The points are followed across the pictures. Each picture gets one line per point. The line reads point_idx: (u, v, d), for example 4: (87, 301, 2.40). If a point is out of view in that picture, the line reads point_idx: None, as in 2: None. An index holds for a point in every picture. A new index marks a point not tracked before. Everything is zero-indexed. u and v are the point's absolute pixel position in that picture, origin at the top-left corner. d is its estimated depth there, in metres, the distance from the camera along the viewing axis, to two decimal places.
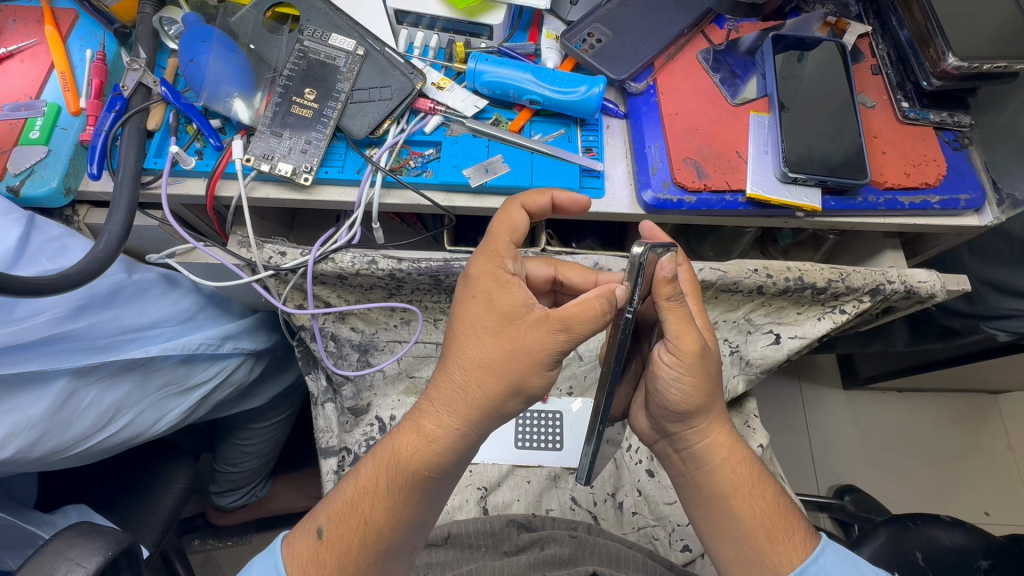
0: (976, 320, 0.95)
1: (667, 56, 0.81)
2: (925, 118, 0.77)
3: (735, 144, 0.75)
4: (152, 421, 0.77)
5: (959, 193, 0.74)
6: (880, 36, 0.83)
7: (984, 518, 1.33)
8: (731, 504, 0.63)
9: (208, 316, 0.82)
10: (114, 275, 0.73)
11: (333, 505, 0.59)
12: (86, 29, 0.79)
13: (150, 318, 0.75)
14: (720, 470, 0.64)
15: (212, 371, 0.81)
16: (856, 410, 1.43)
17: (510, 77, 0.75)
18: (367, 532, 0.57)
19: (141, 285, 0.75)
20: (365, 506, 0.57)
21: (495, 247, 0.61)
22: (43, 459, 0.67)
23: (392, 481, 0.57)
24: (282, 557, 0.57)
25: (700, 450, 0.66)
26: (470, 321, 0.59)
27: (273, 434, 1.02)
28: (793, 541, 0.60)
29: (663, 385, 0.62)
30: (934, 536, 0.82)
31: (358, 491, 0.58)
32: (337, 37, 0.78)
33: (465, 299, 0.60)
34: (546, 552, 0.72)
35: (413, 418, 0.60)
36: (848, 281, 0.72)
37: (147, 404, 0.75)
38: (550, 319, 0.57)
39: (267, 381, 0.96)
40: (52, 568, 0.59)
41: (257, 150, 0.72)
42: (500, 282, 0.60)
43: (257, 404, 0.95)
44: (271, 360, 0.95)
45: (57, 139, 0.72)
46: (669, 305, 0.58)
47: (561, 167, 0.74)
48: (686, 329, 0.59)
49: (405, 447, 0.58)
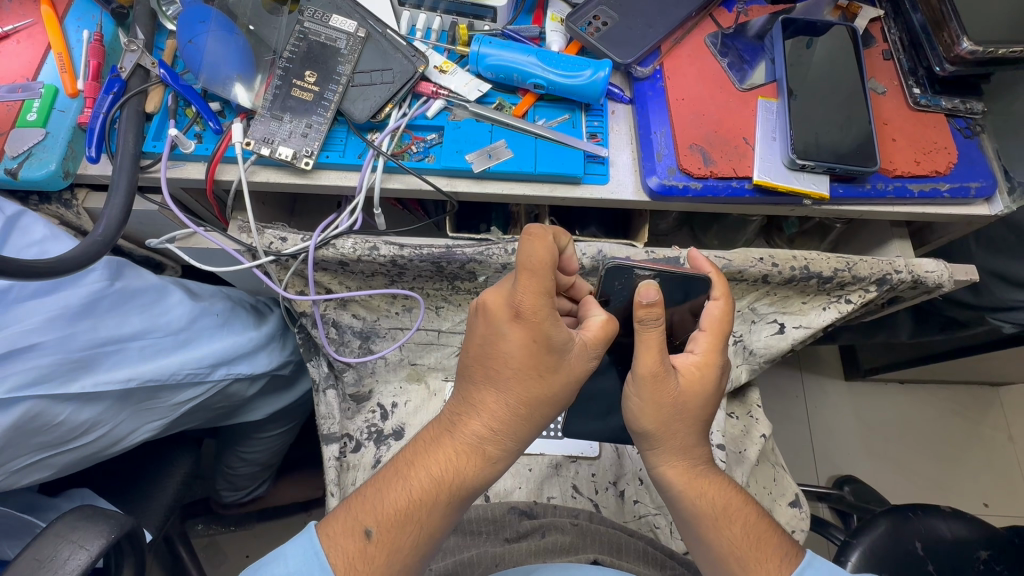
0: (982, 312, 0.93)
1: (674, 40, 0.79)
2: (936, 105, 0.76)
3: (743, 130, 0.74)
4: (127, 433, 0.73)
5: (970, 181, 0.73)
6: (892, 20, 0.81)
7: (983, 509, 1.33)
8: (702, 532, 0.60)
9: (206, 326, 0.79)
10: (94, 284, 0.70)
11: (382, 505, 0.54)
12: (83, 9, 0.77)
13: (133, 329, 0.72)
14: (689, 496, 0.61)
15: (200, 391, 0.77)
16: (857, 401, 1.43)
17: (513, 60, 0.74)
18: (421, 535, 0.54)
19: (124, 293, 0.72)
20: (421, 514, 0.54)
21: (541, 286, 0.53)
22: (6, 475, 0.64)
23: (450, 496, 0.55)
24: (323, 547, 0.52)
25: (663, 476, 0.62)
26: (518, 353, 0.55)
27: (271, 443, 1.00)
28: (767, 566, 0.57)
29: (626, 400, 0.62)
30: (934, 527, 0.82)
31: (411, 500, 0.54)
32: (338, 18, 0.76)
33: (504, 335, 0.55)
34: (546, 540, 0.72)
35: (464, 430, 0.57)
36: (854, 271, 0.72)
37: (124, 418, 0.71)
38: (586, 346, 0.58)
39: (265, 398, 0.93)
40: (55, 551, 0.59)
41: (257, 134, 0.71)
42: (552, 319, 0.54)
43: (258, 416, 0.92)
44: (270, 380, 0.91)
45: (55, 121, 0.71)
46: (645, 330, 0.58)
47: (565, 153, 0.73)
48: (650, 353, 0.58)
49: (466, 466, 0.56)
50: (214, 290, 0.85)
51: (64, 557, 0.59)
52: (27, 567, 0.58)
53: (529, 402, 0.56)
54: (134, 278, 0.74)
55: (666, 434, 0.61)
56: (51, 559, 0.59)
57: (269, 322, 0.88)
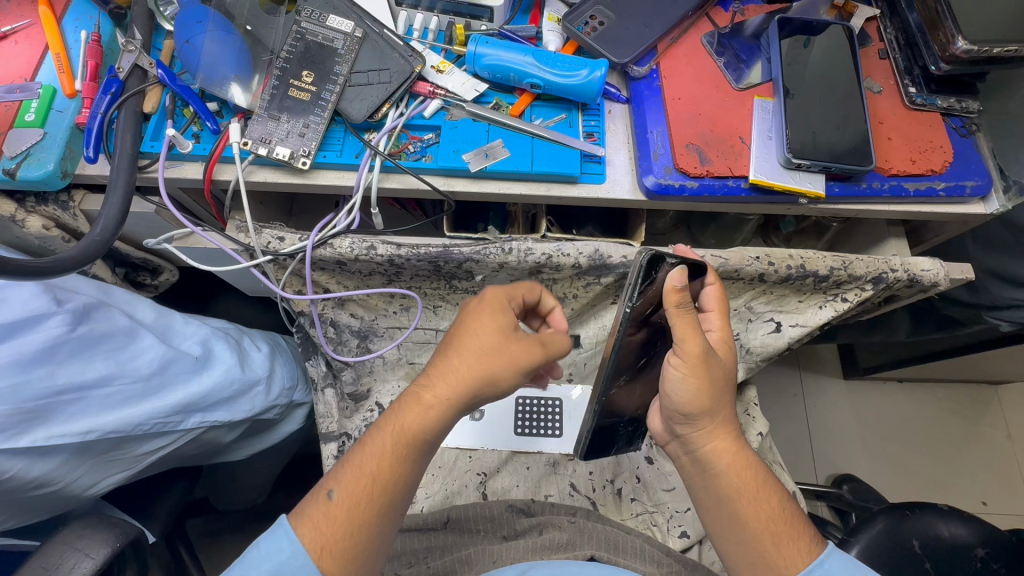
0: (979, 310, 0.93)
1: (671, 39, 0.79)
2: (932, 103, 0.76)
3: (739, 130, 0.74)
4: (88, 485, 0.69)
5: (965, 180, 0.73)
6: (888, 19, 0.81)
7: (981, 507, 1.34)
8: (736, 508, 0.60)
9: (179, 371, 0.73)
10: (54, 329, 0.65)
11: (341, 469, 0.55)
12: (80, 9, 0.78)
13: (96, 375, 0.67)
14: (726, 473, 0.61)
15: (167, 440, 0.72)
16: (855, 399, 1.43)
17: (510, 60, 0.74)
18: (378, 493, 0.53)
19: (87, 338, 0.68)
20: (373, 469, 0.54)
21: (515, 288, 0.65)
22: None
23: (400, 444, 0.55)
24: (293, 529, 0.52)
25: (705, 454, 0.63)
26: (470, 325, 0.59)
27: (253, 464, 0.98)
28: (797, 545, 0.57)
29: (668, 386, 0.64)
30: (932, 526, 0.82)
31: (367, 457, 0.55)
32: (335, 18, 0.76)
33: (464, 314, 0.60)
34: (545, 537, 0.71)
35: (413, 391, 0.57)
36: (851, 269, 0.72)
37: (84, 470, 0.67)
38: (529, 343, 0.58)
39: (244, 441, 0.89)
40: (60, 559, 0.60)
41: (255, 134, 0.72)
42: (502, 303, 0.60)
43: (237, 457, 0.90)
44: (252, 424, 0.86)
45: (53, 121, 0.71)
46: (677, 311, 0.62)
47: (562, 152, 0.73)
48: (692, 334, 0.61)
49: (409, 417, 0.56)
50: (199, 324, 0.80)
51: (70, 565, 0.59)
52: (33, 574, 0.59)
53: (466, 354, 0.57)
54: (101, 322, 0.70)
55: (715, 409, 0.62)
56: (57, 567, 0.59)
57: (254, 365, 0.81)
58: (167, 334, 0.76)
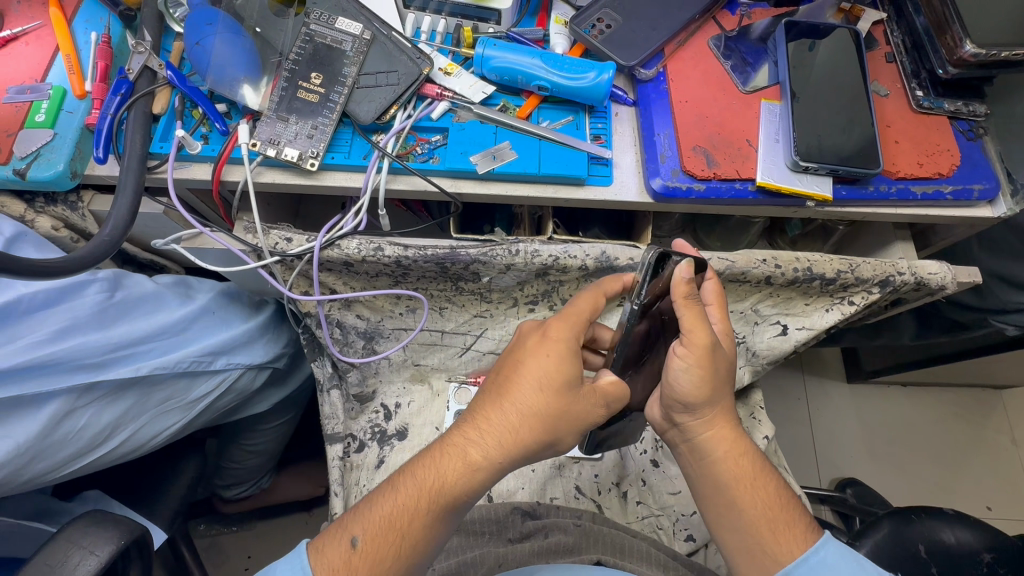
0: (985, 314, 0.93)
1: (678, 42, 0.80)
2: (939, 107, 0.76)
3: (745, 132, 0.74)
4: (152, 435, 0.78)
5: (973, 183, 0.73)
6: (895, 23, 0.82)
7: (987, 512, 1.33)
8: (734, 495, 0.60)
9: (204, 325, 0.82)
10: (95, 297, 0.74)
11: (366, 513, 0.54)
12: (91, 11, 0.78)
13: (142, 332, 0.75)
14: (723, 462, 0.62)
15: (211, 384, 0.81)
16: (860, 404, 1.43)
17: (518, 62, 0.74)
18: (404, 547, 0.53)
19: (124, 304, 0.76)
20: (405, 522, 0.53)
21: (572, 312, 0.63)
22: (44, 477, 0.69)
23: (433, 503, 0.54)
24: (311, 563, 0.52)
25: (703, 442, 0.64)
26: (535, 370, 0.58)
27: (267, 432, 1.00)
28: (793, 532, 0.58)
29: (672, 376, 0.62)
30: (939, 531, 0.81)
31: (397, 506, 0.54)
32: (344, 20, 0.77)
33: (534, 353, 0.60)
34: (550, 540, 0.72)
35: (457, 443, 0.57)
36: (857, 272, 0.72)
37: (146, 419, 0.76)
38: (596, 394, 0.60)
39: (268, 390, 0.96)
40: (66, 556, 0.60)
41: (263, 135, 0.72)
42: (571, 350, 0.60)
43: (263, 408, 0.96)
44: (272, 372, 0.95)
45: (63, 122, 0.71)
46: (685, 303, 0.61)
47: (569, 154, 0.73)
48: (700, 326, 0.60)
49: (451, 474, 0.55)
50: (214, 282, 0.89)
51: (75, 562, 0.60)
52: (39, 570, 0.59)
53: (529, 416, 0.57)
54: (132, 287, 0.78)
55: (714, 400, 0.63)
56: (62, 564, 0.59)
57: (262, 314, 0.90)
58: (186, 291, 0.84)
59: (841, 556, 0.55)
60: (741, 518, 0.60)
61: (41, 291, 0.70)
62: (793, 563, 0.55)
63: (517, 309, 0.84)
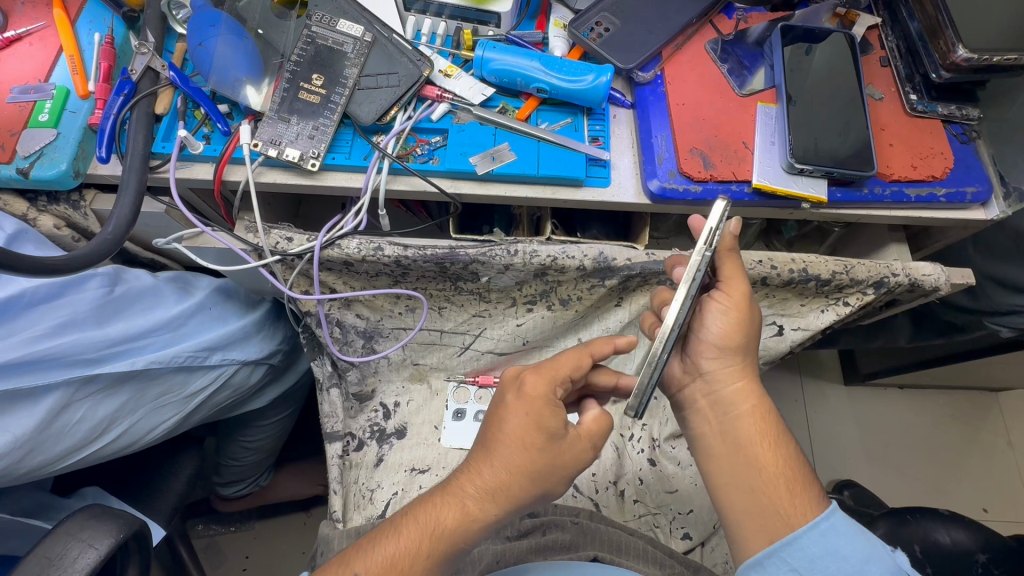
0: (980, 316, 0.93)
1: (675, 45, 0.81)
2: (933, 111, 0.77)
3: (741, 135, 0.75)
4: (147, 429, 0.80)
5: (966, 186, 0.74)
6: (889, 27, 0.83)
7: (983, 514, 1.34)
8: (755, 453, 0.61)
9: (199, 322, 0.83)
10: (96, 290, 0.74)
11: (374, 557, 0.54)
12: (94, 12, 0.79)
13: (140, 329, 0.76)
14: (748, 417, 0.63)
15: (208, 379, 0.83)
16: (857, 405, 1.44)
17: (517, 65, 0.75)
18: None
19: (123, 298, 0.77)
20: (406, 565, 0.54)
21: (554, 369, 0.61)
22: (43, 468, 0.71)
23: (434, 547, 0.55)
24: None
25: (728, 394, 0.64)
26: (519, 429, 0.58)
27: (264, 426, 1.00)
28: (804, 494, 0.58)
29: (706, 319, 0.64)
30: (932, 531, 0.82)
31: (397, 550, 0.55)
32: (345, 23, 0.78)
33: (519, 411, 0.58)
34: (547, 537, 0.72)
35: (453, 490, 0.58)
36: (852, 273, 0.72)
37: (141, 414, 0.78)
38: (581, 437, 0.60)
39: (268, 384, 0.98)
40: (64, 549, 0.60)
41: (265, 136, 0.73)
42: (550, 402, 0.59)
43: (260, 404, 0.97)
44: (273, 367, 0.96)
45: (66, 122, 0.72)
46: (727, 253, 0.64)
47: (567, 155, 0.74)
48: (736, 271, 0.63)
49: (448, 520, 0.56)
50: (211, 278, 0.89)
51: (74, 556, 0.60)
52: (38, 564, 0.59)
53: (517, 471, 0.57)
54: (132, 282, 0.78)
55: (742, 351, 0.64)
56: (61, 557, 0.60)
57: (257, 311, 0.90)
58: (185, 285, 0.84)
59: (848, 525, 0.55)
60: (752, 483, 0.59)
61: (44, 286, 0.70)
62: (804, 527, 0.55)
63: (516, 309, 0.84)
